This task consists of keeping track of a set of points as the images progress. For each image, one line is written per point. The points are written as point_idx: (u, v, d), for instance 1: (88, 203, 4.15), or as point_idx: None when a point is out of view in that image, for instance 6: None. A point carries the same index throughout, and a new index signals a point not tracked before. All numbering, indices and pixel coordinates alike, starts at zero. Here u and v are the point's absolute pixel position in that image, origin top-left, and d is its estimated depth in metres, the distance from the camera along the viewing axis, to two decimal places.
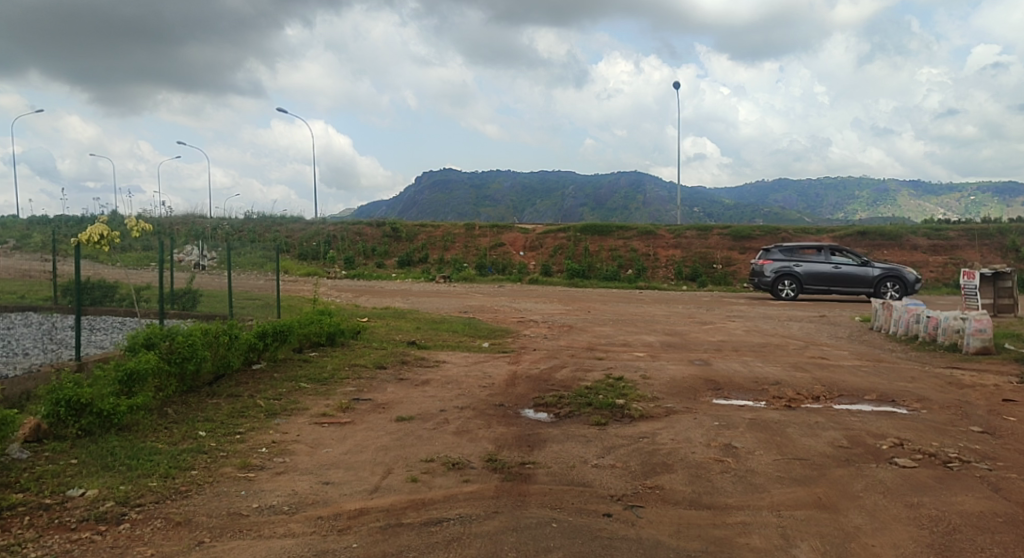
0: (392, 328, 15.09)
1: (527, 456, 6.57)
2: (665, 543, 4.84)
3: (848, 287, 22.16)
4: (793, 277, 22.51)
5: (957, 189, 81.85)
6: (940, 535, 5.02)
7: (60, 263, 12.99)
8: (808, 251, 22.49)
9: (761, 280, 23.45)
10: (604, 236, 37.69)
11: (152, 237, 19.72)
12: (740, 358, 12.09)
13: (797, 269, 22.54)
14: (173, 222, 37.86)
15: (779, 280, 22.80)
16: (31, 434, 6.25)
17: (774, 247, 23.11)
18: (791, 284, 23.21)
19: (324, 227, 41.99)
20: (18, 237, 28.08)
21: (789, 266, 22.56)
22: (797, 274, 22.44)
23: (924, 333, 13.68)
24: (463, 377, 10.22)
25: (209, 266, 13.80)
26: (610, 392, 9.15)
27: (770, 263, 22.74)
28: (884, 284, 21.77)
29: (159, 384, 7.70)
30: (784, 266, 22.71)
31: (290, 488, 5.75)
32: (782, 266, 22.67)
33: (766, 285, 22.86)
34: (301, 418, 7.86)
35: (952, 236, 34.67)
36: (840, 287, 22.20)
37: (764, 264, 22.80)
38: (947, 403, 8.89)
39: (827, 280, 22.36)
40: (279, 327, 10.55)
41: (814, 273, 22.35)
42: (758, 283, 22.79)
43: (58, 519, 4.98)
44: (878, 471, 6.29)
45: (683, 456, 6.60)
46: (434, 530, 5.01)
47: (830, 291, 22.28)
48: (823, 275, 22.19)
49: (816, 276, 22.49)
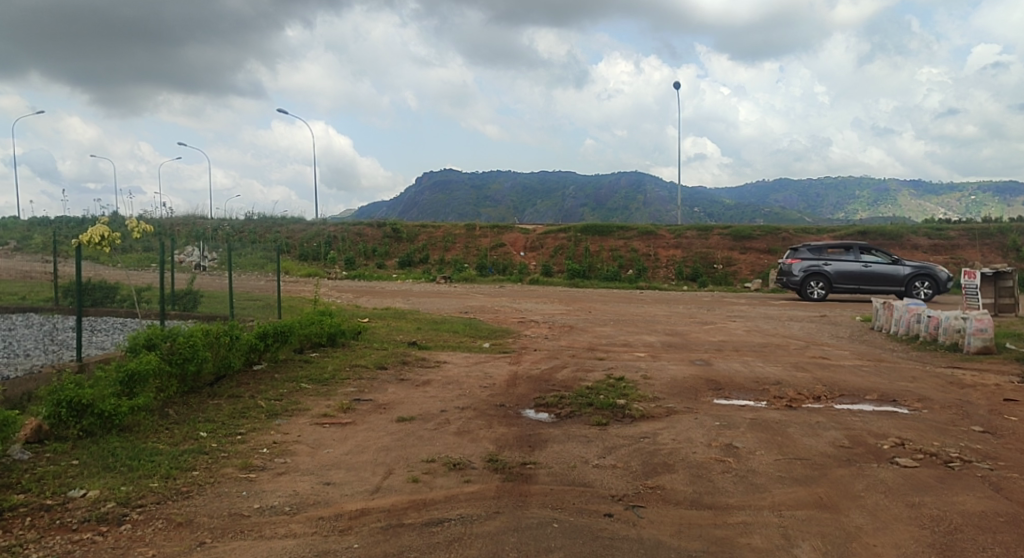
0: (392, 328, 15.10)
1: (528, 456, 6.57)
2: (666, 543, 4.84)
3: (881, 286, 21.79)
4: (823, 276, 22.15)
5: (958, 189, 81.79)
6: (941, 535, 5.01)
7: (61, 264, 13.00)
8: (837, 250, 22.15)
9: (789, 280, 23.11)
10: (604, 236, 37.69)
11: (152, 238, 19.76)
12: (740, 358, 12.08)
13: (827, 268, 22.20)
14: (174, 223, 37.92)
15: (808, 280, 22.49)
16: (32, 434, 6.26)
17: (802, 246, 22.78)
18: (820, 284, 22.73)
19: (325, 228, 41.99)
20: (19, 238, 28.07)
21: (818, 266, 22.22)
22: (827, 274, 22.10)
23: (926, 333, 13.67)
24: (464, 378, 10.22)
25: (210, 267, 13.81)
26: (610, 392, 9.15)
27: (799, 263, 22.41)
28: (916, 282, 21.39)
29: (160, 385, 7.70)
30: (813, 266, 22.39)
31: (291, 489, 5.75)
32: (811, 266, 22.34)
33: (795, 285, 22.53)
34: (302, 419, 7.86)
35: (953, 236, 34.65)
36: (871, 286, 21.81)
37: (793, 263, 22.48)
38: (948, 403, 8.88)
39: (858, 279, 22.03)
40: (280, 328, 10.55)
41: (845, 272, 22.02)
42: (787, 283, 22.46)
43: (60, 520, 4.99)
44: (879, 471, 6.29)
45: (684, 456, 6.60)
46: (435, 530, 5.01)
47: (860, 290, 21.87)
48: (853, 274, 21.86)
49: (847, 275, 22.06)
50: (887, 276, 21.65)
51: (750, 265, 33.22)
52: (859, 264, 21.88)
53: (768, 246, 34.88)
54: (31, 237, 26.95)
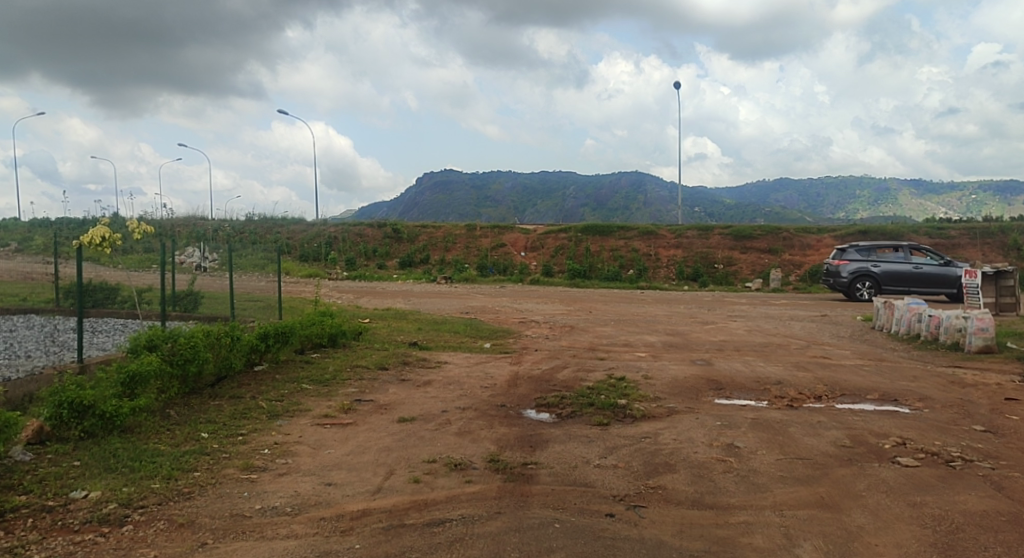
0: (393, 329, 15.11)
1: (530, 456, 6.58)
2: (667, 543, 4.84)
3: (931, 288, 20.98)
4: (871, 277, 21.66)
5: (958, 188, 81.76)
6: (944, 535, 5.00)
7: (62, 265, 13.02)
8: (886, 250, 21.56)
9: (838, 281, 22.69)
10: (605, 236, 37.70)
11: (152, 240, 19.76)
12: (741, 357, 12.10)
13: (875, 269, 21.68)
14: (174, 224, 37.93)
15: (855, 281, 21.81)
16: (33, 436, 6.26)
17: (851, 248, 22.33)
18: (868, 285, 22.01)
19: (325, 228, 41.99)
20: (19, 241, 28.01)
21: (866, 266, 21.75)
22: (875, 274, 21.57)
23: (927, 332, 13.65)
24: (466, 378, 10.24)
25: (210, 268, 13.83)
26: (611, 392, 9.16)
27: (846, 263, 21.98)
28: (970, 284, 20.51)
29: (161, 386, 7.70)
30: (861, 266, 21.93)
31: (293, 489, 5.76)
32: (860, 266, 21.86)
33: (842, 286, 22.08)
34: (303, 419, 7.87)
35: (954, 235, 34.64)
36: (921, 287, 21.04)
37: (840, 264, 22.09)
38: (949, 403, 8.87)
39: (908, 280, 21.27)
40: (281, 329, 10.55)
41: (894, 273, 21.38)
42: (834, 284, 22.11)
43: (61, 521, 4.98)
44: (880, 470, 6.28)
45: (685, 456, 6.60)
46: (437, 531, 5.02)
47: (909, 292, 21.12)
48: (903, 275, 21.15)
49: (895, 277, 21.30)
50: (938, 277, 20.90)
51: (751, 264, 33.22)
52: (909, 265, 21.08)
53: (769, 245, 34.87)
54: (31, 238, 26.96)
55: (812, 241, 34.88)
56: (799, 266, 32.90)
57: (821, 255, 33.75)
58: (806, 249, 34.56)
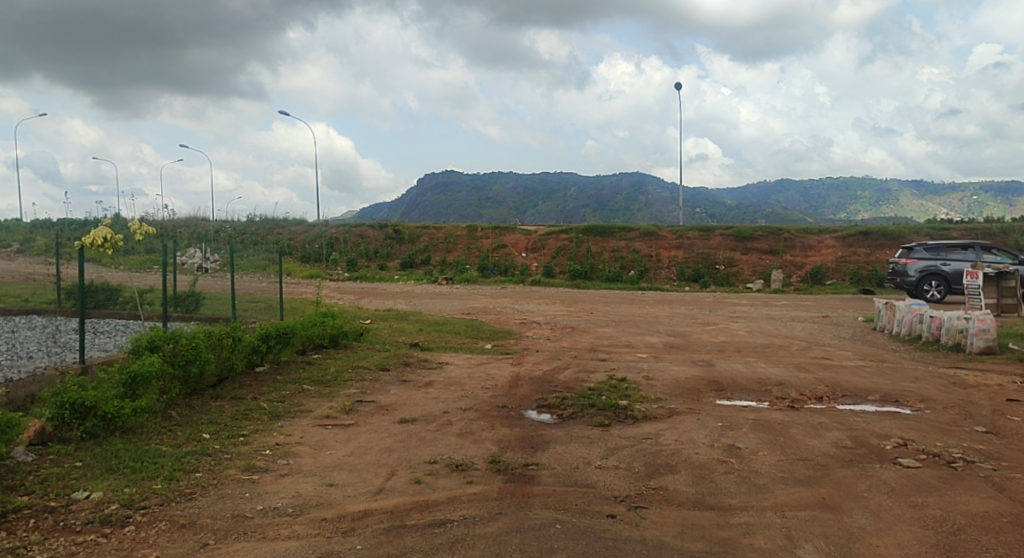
0: (395, 329, 15.11)
1: (531, 457, 6.59)
2: (669, 544, 4.84)
3: None
4: (941, 277, 19.94)
5: (959, 189, 81.88)
6: (945, 535, 5.01)
7: (64, 266, 12.99)
8: (956, 248, 19.85)
9: (901, 281, 20.75)
10: (606, 237, 37.69)
11: (153, 241, 19.79)
12: (743, 359, 12.09)
13: (945, 268, 19.97)
14: (176, 225, 37.89)
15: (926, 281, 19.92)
16: (35, 436, 6.26)
17: (918, 246, 20.49)
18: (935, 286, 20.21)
19: (327, 230, 41.93)
20: (22, 241, 27.99)
21: (936, 265, 20.00)
22: (945, 274, 19.86)
23: (928, 333, 13.62)
24: (467, 379, 10.25)
25: (212, 269, 13.80)
26: (612, 393, 9.17)
27: (914, 262, 20.23)
28: None
29: (162, 387, 7.71)
30: (929, 265, 20.15)
31: (295, 490, 5.77)
32: (927, 265, 20.13)
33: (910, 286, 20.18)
34: (305, 420, 7.88)
35: (955, 235, 34.67)
36: None
37: (906, 263, 20.35)
38: (950, 403, 8.88)
39: None
40: (282, 330, 10.53)
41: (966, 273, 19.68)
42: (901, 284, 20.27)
43: (64, 522, 4.99)
44: (882, 471, 6.29)
45: (687, 457, 6.61)
46: (439, 532, 5.02)
47: None
48: None
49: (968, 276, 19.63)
50: None
51: (752, 265, 33.21)
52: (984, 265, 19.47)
53: (770, 246, 34.87)
54: (32, 240, 26.98)
55: (813, 242, 34.87)
56: (800, 267, 32.91)
57: (822, 256, 33.75)
58: (807, 250, 34.54)
